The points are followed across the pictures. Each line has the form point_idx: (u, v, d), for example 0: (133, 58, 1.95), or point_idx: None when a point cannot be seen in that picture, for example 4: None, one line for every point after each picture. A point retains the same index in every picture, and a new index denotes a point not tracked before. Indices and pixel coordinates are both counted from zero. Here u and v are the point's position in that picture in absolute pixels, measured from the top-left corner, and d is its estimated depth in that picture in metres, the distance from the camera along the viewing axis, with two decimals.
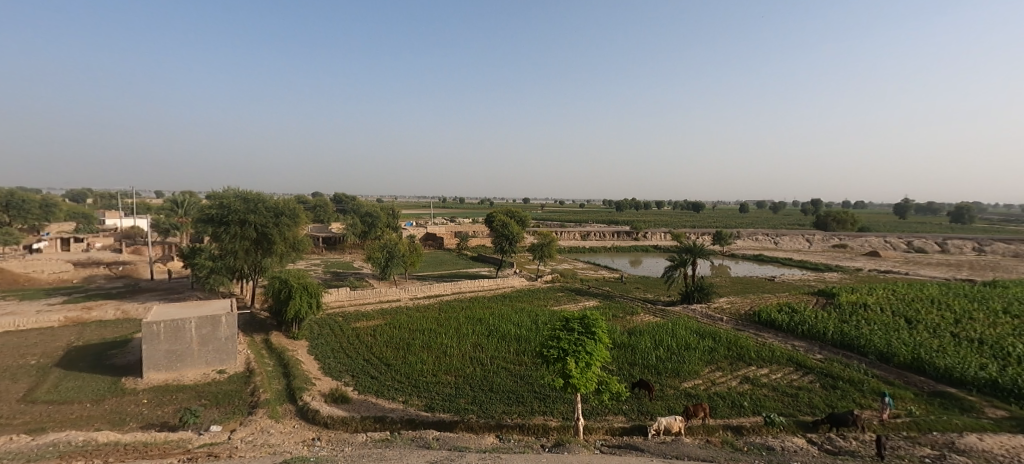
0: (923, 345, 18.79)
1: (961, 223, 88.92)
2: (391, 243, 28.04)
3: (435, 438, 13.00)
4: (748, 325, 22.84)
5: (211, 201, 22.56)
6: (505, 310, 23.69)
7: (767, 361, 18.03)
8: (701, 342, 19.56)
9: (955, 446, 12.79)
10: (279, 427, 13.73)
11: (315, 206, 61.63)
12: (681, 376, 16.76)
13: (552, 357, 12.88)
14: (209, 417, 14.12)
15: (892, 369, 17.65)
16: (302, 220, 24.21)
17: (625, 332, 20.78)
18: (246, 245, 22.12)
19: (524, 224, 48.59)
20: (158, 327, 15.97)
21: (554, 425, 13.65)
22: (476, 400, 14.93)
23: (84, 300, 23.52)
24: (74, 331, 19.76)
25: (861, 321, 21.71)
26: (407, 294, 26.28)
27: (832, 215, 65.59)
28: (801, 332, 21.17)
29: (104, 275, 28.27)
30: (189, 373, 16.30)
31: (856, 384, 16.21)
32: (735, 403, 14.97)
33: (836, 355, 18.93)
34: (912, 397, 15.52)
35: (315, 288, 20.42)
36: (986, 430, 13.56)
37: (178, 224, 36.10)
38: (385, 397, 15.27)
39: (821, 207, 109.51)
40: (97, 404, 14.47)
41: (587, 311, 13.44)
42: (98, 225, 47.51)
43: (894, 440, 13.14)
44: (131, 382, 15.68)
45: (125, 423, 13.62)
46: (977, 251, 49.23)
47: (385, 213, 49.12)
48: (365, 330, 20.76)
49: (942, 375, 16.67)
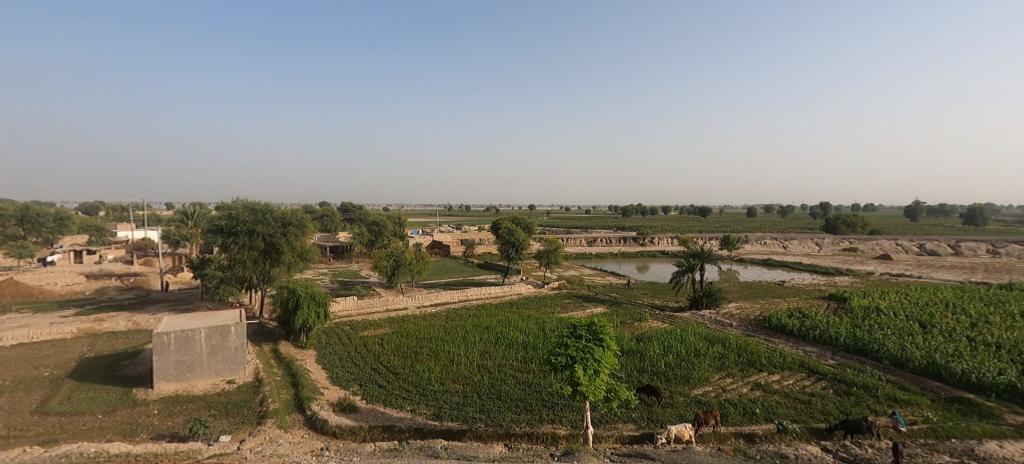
0: (939, 350, 18.45)
1: (974, 225, 87.64)
2: (397, 251, 28.02)
3: (443, 447, 12.93)
4: (758, 331, 22.50)
5: (220, 212, 22.67)
6: (512, 318, 23.58)
7: (778, 367, 17.78)
8: (710, 348, 19.34)
9: (975, 454, 12.48)
10: (288, 437, 13.76)
11: (323, 215, 62.12)
12: (691, 382, 16.54)
13: (559, 365, 12.81)
14: (219, 427, 14.17)
15: (907, 374, 17.37)
16: (310, 229, 24.32)
17: (633, 339, 20.58)
18: (255, 255, 22.17)
19: (530, 231, 48.38)
20: (169, 338, 16.09)
21: (563, 433, 13.59)
22: (483, 408, 14.87)
23: (96, 311, 23.72)
24: (87, 343, 19.99)
25: (874, 325, 21.39)
26: (415, 302, 26.37)
27: (841, 218, 64.91)
28: (813, 337, 20.87)
29: (115, 287, 28.55)
30: (200, 383, 16.42)
31: (870, 390, 15.92)
32: (746, 411, 14.77)
33: (848, 360, 18.67)
34: (929, 403, 15.18)
35: (323, 297, 20.51)
36: (1006, 437, 13.25)
37: (187, 235, 36.42)
38: (393, 406, 15.25)
39: (831, 211, 108.59)
40: (109, 414, 14.58)
41: (593, 317, 13.43)
42: (111, 237, 48.30)
43: (911, 447, 12.87)
44: (141, 392, 15.81)
45: (135, 434, 13.70)
46: (991, 253, 48.46)
47: (391, 222, 49.54)
48: (373, 338, 20.77)
49: (958, 381, 16.35)
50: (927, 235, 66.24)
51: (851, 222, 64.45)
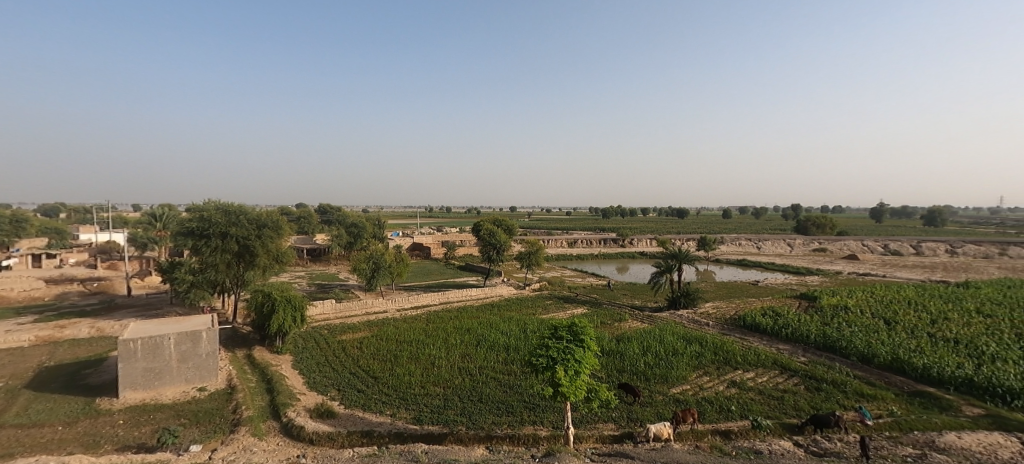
0: (902, 346, 19.25)
1: (933, 226, 91.70)
2: (377, 253, 27.64)
3: (424, 452, 12.78)
4: (733, 330, 23.04)
5: (191, 214, 21.96)
6: (494, 320, 23.51)
7: (752, 365, 18.26)
8: (688, 347, 19.69)
9: (936, 445, 13.04)
10: (262, 445, 13.39)
11: (300, 217, 60.93)
12: (669, 382, 16.81)
13: (541, 366, 12.88)
14: (189, 436, 13.70)
15: (873, 370, 18.04)
16: (285, 231, 23.79)
17: (613, 339, 20.82)
18: (228, 259, 21.57)
19: (512, 233, 48.44)
20: (136, 345, 15.49)
21: (544, 434, 13.62)
22: (464, 411, 14.79)
23: (57, 318, 22.66)
24: (46, 351, 19.06)
25: (842, 323, 22.18)
26: (395, 305, 26.04)
27: (811, 219, 67.09)
28: (785, 335, 21.51)
29: (77, 292, 27.33)
30: (168, 391, 15.83)
31: (839, 386, 16.50)
32: (722, 408, 15.10)
33: (818, 357, 19.30)
34: (893, 398, 15.81)
35: (299, 301, 20.03)
36: (963, 429, 13.90)
37: (155, 238, 35.10)
38: (372, 410, 15.01)
39: (799, 213, 112.14)
40: (70, 426, 13.93)
41: (574, 318, 13.50)
42: (73, 240, 46.21)
43: (877, 440, 13.37)
44: (106, 402, 15.16)
45: (98, 445, 13.12)
46: (950, 252, 50.78)
47: (371, 224, 48.88)
48: (351, 342, 20.41)
49: (920, 375, 17.07)
50: (891, 235, 69.26)
51: (821, 223, 66.70)
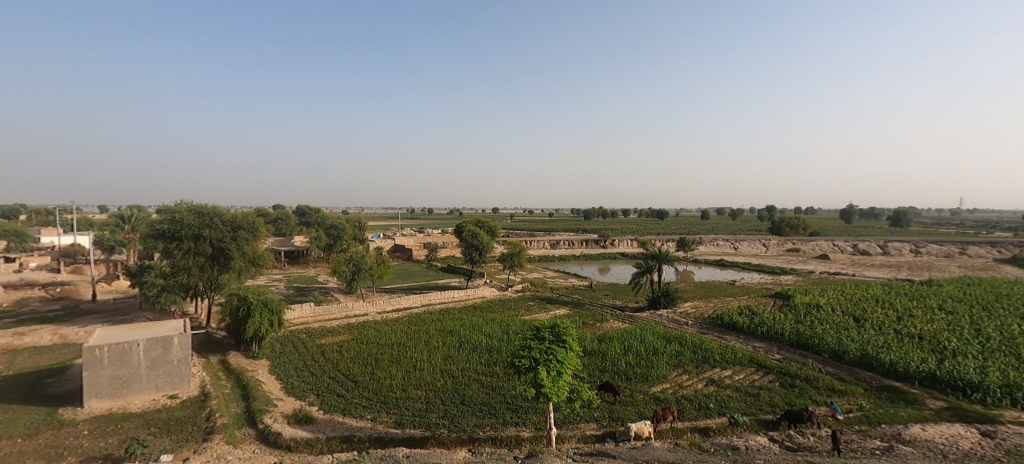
0: (871, 342, 19.93)
1: (897, 226, 95.26)
2: (356, 255, 27.22)
3: (405, 456, 12.62)
4: (711, 329, 23.48)
5: (161, 215, 21.23)
6: (476, 321, 23.42)
7: (730, 363, 18.64)
8: (668, 346, 19.98)
9: (903, 437, 13.53)
10: (237, 453, 13.02)
11: (276, 219, 59.63)
12: (650, 381, 17.02)
13: (523, 367, 12.89)
14: (159, 446, 13.21)
15: (843, 366, 18.63)
16: (261, 233, 23.22)
17: (595, 339, 20.99)
18: (201, 261, 20.94)
19: (494, 234, 48.39)
20: (102, 352, 14.87)
21: (527, 435, 13.62)
22: (447, 414, 14.68)
23: (16, 324, 21.63)
24: (4, 359, 18.16)
25: (814, 321, 22.85)
26: (376, 307, 25.67)
27: (784, 221, 68.93)
28: (760, 333, 22.04)
29: (39, 297, 26.16)
30: (137, 399, 15.26)
31: (812, 381, 16.98)
32: (701, 406, 15.37)
33: (793, 354, 19.82)
34: (862, 392, 16.34)
35: (276, 305, 19.55)
36: (928, 421, 14.47)
37: (123, 240, 33.84)
38: (352, 415, 14.75)
39: (771, 214, 115.14)
40: (31, 437, 13.29)
41: (557, 319, 13.55)
42: (34, 243, 44.25)
43: (847, 434, 13.80)
44: (70, 412, 14.52)
45: (61, 457, 12.55)
46: (914, 252, 52.80)
47: (350, 225, 48.17)
48: (330, 346, 20.04)
49: (888, 370, 17.70)
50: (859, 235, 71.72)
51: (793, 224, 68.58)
